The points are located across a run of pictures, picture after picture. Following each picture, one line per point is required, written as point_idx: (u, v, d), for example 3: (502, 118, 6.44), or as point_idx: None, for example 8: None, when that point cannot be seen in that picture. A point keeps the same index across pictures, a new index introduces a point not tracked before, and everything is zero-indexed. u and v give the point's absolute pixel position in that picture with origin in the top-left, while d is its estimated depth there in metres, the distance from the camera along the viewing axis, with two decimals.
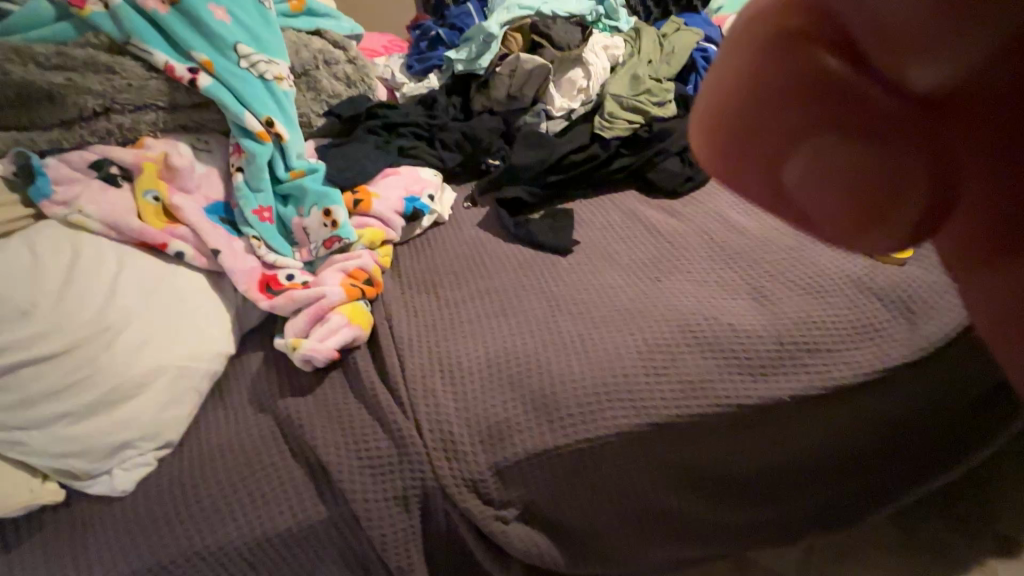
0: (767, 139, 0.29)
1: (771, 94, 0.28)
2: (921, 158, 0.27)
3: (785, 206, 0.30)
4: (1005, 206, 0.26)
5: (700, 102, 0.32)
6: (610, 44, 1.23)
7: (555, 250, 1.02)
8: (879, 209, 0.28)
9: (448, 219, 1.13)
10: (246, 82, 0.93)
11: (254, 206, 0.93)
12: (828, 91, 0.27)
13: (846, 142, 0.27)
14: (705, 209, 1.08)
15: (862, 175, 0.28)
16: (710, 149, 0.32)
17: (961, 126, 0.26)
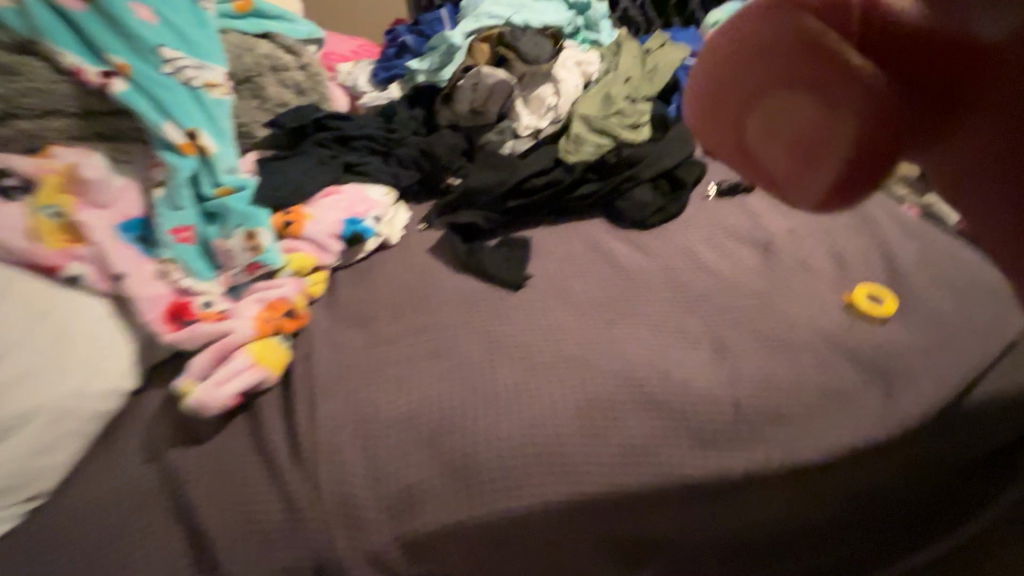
0: (753, 86, 0.56)
1: (769, 49, 0.55)
2: (892, 113, 0.51)
3: (748, 154, 0.59)
4: (949, 138, 0.50)
5: (715, 69, 0.60)
6: (585, 59, 1.14)
7: (505, 283, 0.93)
8: (817, 152, 0.54)
9: (398, 241, 1.05)
10: (169, 90, 0.85)
11: (172, 225, 0.85)
12: (811, 46, 0.53)
13: (812, 99, 0.53)
14: (673, 245, 0.98)
15: (804, 133, 0.54)
16: (706, 88, 0.61)
17: (906, 98, 0.51)
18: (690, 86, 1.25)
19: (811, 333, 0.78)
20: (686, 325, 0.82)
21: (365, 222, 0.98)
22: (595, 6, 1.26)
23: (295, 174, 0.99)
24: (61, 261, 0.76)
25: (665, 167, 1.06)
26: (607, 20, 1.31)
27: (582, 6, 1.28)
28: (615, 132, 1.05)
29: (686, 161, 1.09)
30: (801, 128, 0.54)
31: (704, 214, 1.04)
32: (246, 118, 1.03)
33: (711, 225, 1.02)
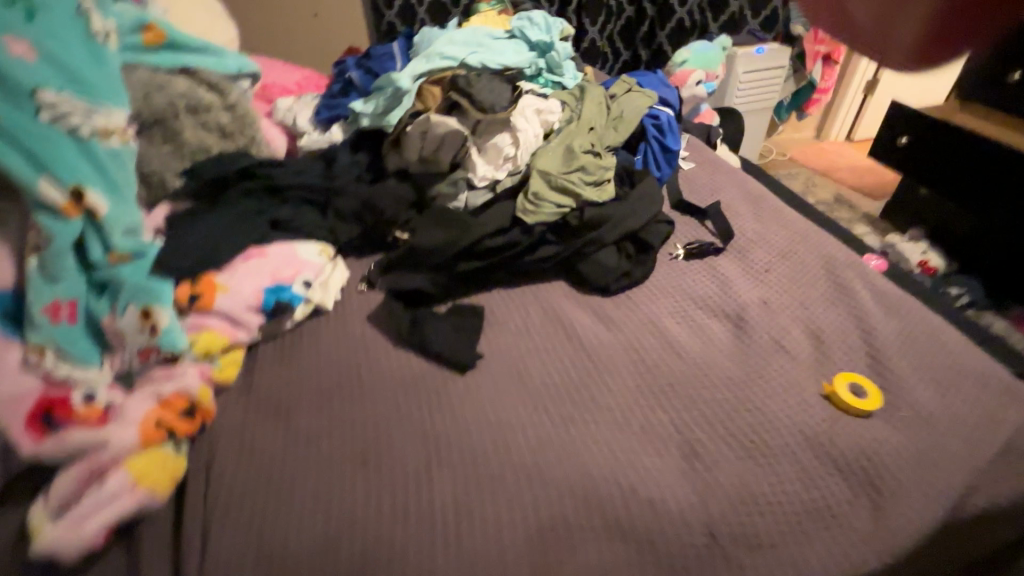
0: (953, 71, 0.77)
1: None
2: None
3: None
4: None
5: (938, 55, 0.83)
6: (546, 107, 1.05)
7: (451, 363, 0.82)
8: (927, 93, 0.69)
9: (332, 308, 0.93)
10: (49, 140, 0.71)
11: (47, 302, 0.70)
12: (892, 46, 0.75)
13: None
14: (638, 315, 0.90)
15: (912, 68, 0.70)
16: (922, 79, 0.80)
17: None
18: (656, 136, 1.19)
19: (784, 434, 0.71)
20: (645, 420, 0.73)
21: (292, 289, 0.86)
22: (557, 48, 1.19)
23: (208, 229, 0.84)
24: None
25: (629, 229, 0.98)
26: (570, 61, 1.24)
27: (544, 46, 1.20)
28: (577, 189, 0.96)
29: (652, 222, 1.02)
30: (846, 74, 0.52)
31: (671, 280, 0.96)
32: (155, 165, 0.89)
33: (679, 292, 0.94)
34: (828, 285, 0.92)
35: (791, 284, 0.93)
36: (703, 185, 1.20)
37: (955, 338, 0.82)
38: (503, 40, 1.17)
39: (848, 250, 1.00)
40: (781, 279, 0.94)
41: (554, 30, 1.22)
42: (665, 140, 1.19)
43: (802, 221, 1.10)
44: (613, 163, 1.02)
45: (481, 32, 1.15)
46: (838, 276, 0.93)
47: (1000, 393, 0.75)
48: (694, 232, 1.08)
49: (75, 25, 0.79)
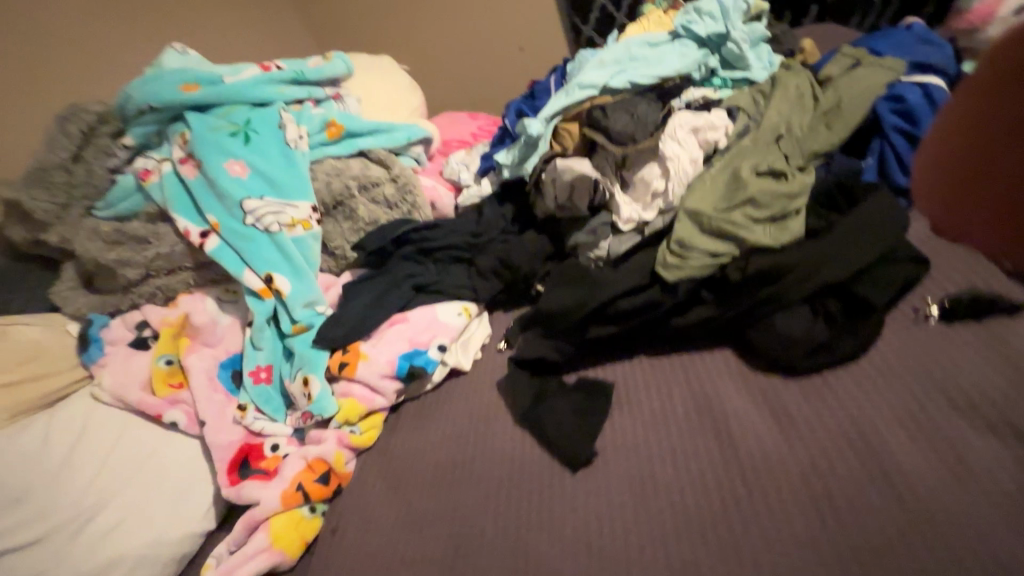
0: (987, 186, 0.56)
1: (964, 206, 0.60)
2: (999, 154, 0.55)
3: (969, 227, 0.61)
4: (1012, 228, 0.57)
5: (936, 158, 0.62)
6: (706, 122, 0.83)
7: (564, 456, 0.70)
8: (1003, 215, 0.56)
9: (470, 367, 0.91)
10: (250, 240, 0.92)
11: (254, 366, 0.90)
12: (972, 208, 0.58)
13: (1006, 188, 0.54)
14: (833, 415, 0.62)
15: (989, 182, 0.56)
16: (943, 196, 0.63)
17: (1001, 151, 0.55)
18: (902, 127, 0.79)
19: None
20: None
21: (427, 354, 0.88)
22: (735, 37, 0.93)
23: (367, 299, 0.94)
24: (161, 408, 0.86)
25: (833, 281, 0.67)
26: (758, 48, 0.96)
27: (717, 39, 0.95)
28: (746, 230, 0.71)
29: (879, 265, 0.68)
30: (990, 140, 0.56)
31: (908, 363, 0.64)
32: (337, 240, 1.03)
33: (917, 384, 0.62)
34: None
35: None
36: None
37: None
38: (662, 45, 0.97)
39: None
40: None
41: (732, 15, 0.96)
42: (920, 130, 0.78)
43: None
44: (804, 184, 0.74)
45: (634, 43, 0.98)
46: None
47: None
48: (972, 273, 0.68)
49: (275, 139, 1.00)
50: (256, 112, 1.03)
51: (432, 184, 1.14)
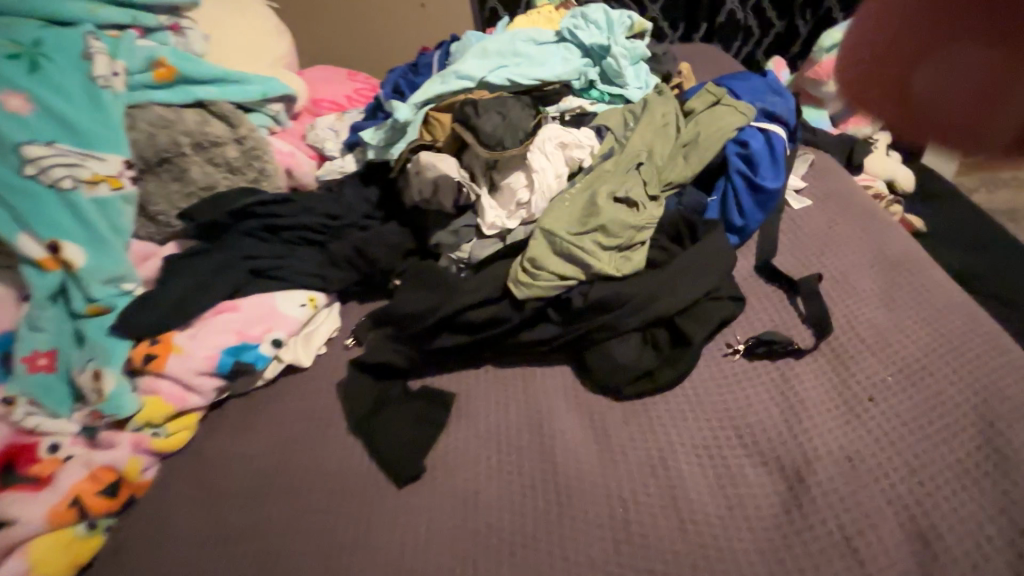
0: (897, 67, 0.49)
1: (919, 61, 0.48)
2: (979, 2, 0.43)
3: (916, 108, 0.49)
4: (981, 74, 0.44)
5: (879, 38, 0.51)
6: (573, 139, 0.84)
7: (395, 471, 0.68)
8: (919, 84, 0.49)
9: (310, 364, 0.84)
10: (30, 196, 0.74)
11: (29, 351, 0.73)
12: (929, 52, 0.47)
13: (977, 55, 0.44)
14: (647, 441, 0.67)
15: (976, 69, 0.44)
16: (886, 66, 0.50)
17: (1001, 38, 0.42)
18: (743, 171, 0.87)
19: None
20: None
21: (258, 349, 0.79)
22: (615, 53, 0.93)
23: (191, 280, 0.82)
24: None
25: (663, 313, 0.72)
26: (637, 66, 0.98)
27: (600, 51, 0.96)
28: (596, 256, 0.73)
29: (706, 301, 0.74)
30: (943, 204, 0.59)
31: (718, 392, 0.70)
32: (161, 204, 0.88)
33: (720, 414, 0.68)
34: (973, 450, 0.59)
35: (907, 434, 0.61)
36: (804, 244, 0.88)
37: None
38: (547, 46, 0.95)
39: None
40: (894, 423, 0.62)
41: (615, 30, 0.97)
42: (756, 176, 0.87)
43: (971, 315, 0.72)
44: (653, 218, 0.78)
45: (520, 38, 0.95)
46: (995, 439, 0.59)
47: None
48: (776, 316, 0.78)
49: (77, 71, 0.82)
50: (51, 32, 0.83)
51: (289, 150, 1.00)
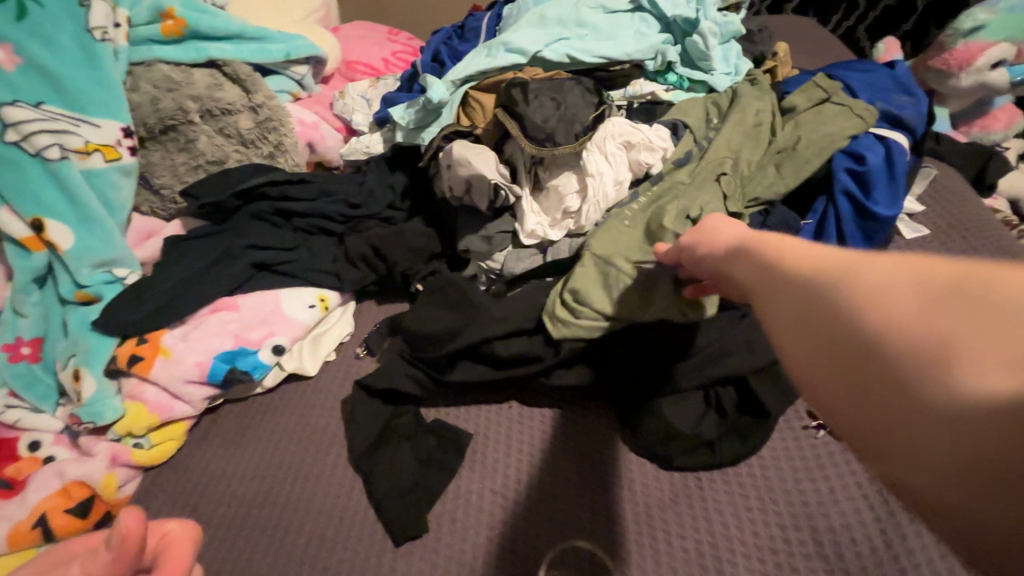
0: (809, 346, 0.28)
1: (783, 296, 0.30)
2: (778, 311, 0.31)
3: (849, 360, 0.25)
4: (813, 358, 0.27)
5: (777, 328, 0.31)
6: (642, 140, 0.68)
7: (393, 524, 0.59)
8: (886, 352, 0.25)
9: (316, 373, 0.74)
10: (14, 168, 0.67)
11: (12, 338, 0.67)
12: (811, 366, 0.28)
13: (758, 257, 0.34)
14: (696, 532, 0.54)
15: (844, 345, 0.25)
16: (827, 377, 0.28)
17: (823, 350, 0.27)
18: (851, 193, 0.69)
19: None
20: None
21: (256, 356, 0.70)
22: (704, 29, 0.75)
23: (188, 270, 0.72)
24: None
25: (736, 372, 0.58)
26: (729, 45, 0.80)
27: (685, 25, 0.78)
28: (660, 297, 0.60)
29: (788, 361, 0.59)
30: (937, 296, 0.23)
31: (793, 479, 0.56)
32: (165, 177, 0.78)
33: (794, 509, 0.54)
34: None
35: None
36: None
37: None
38: (620, 16, 0.78)
39: None
40: None
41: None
42: (867, 200, 0.69)
43: None
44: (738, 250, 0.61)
45: (588, 4, 0.78)
46: None
47: None
48: None
49: (71, 21, 0.72)
50: None
51: (312, 121, 0.88)
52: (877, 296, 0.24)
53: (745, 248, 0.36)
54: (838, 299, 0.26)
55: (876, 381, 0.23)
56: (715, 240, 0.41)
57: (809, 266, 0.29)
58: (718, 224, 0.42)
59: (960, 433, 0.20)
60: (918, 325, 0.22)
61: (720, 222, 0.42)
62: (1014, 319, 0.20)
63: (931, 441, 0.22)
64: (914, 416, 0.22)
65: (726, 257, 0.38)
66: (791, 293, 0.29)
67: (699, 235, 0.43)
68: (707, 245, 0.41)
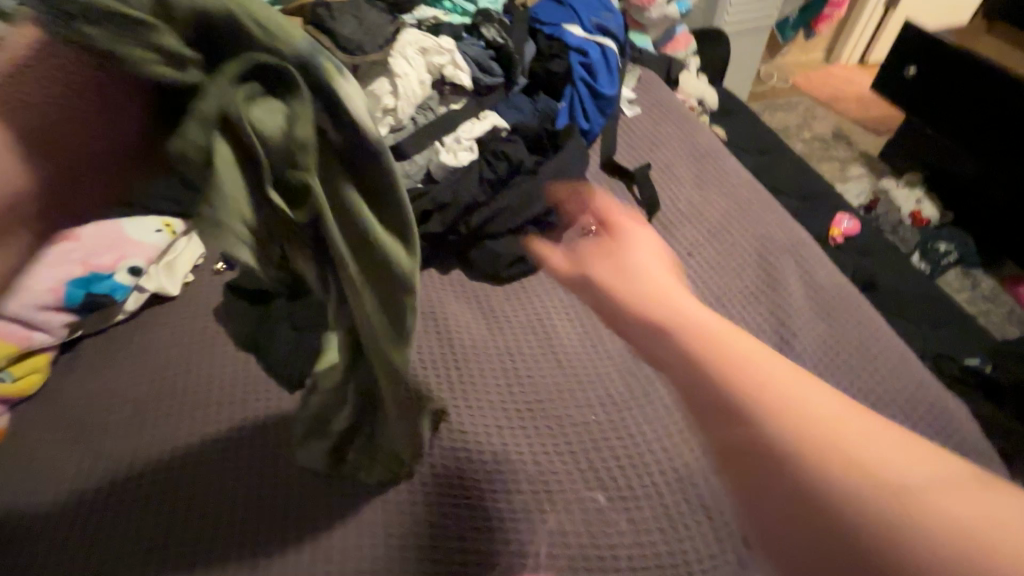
0: (708, 369, 0.36)
1: (721, 333, 0.38)
2: (709, 349, 0.37)
3: (789, 417, 0.33)
4: (709, 369, 0.36)
5: (676, 334, 0.38)
6: (434, 45, 0.86)
7: (286, 382, 0.70)
8: (802, 423, 0.32)
9: (177, 293, 0.80)
10: None
11: None
12: (727, 403, 0.35)
13: (665, 323, 0.39)
14: (527, 308, 0.78)
15: (791, 405, 0.33)
16: (721, 393, 0.35)
17: (742, 390, 0.34)
18: (586, 79, 0.99)
19: (682, 478, 0.61)
20: (530, 423, 0.66)
21: (114, 278, 0.73)
22: None
23: None
24: None
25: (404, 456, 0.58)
26: None
27: None
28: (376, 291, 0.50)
29: (573, 196, 0.88)
30: (926, 478, 0.29)
31: None
32: None
33: None
34: (755, 274, 0.80)
35: (714, 273, 0.81)
36: (641, 138, 1.05)
37: (895, 343, 0.73)
38: None
39: (801, 228, 0.88)
40: (707, 266, 0.82)
41: None
42: (596, 83, 1.00)
43: (755, 185, 0.96)
44: (494, 175, 0.83)
45: None
46: (767, 265, 0.81)
47: (906, 402, 0.67)
48: (617, 202, 0.93)
49: None
50: None
51: None
52: (811, 442, 0.31)
53: (630, 305, 0.41)
54: (795, 465, 0.31)
55: (832, 538, 0.29)
56: (654, 289, 0.41)
57: (764, 392, 0.34)
58: (650, 258, 0.43)
59: (868, 504, 0.29)
60: (830, 415, 0.33)
61: (648, 257, 0.44)
62: (898, 479, 0.29)
63: (840, 493, 0.29)
64: (855, 487, 0.29)
65: (679, 328, 0.38)
66: (762, 404, 0.34)
67: (654, 261, 0.43)
68: (633, 297, 0.41)
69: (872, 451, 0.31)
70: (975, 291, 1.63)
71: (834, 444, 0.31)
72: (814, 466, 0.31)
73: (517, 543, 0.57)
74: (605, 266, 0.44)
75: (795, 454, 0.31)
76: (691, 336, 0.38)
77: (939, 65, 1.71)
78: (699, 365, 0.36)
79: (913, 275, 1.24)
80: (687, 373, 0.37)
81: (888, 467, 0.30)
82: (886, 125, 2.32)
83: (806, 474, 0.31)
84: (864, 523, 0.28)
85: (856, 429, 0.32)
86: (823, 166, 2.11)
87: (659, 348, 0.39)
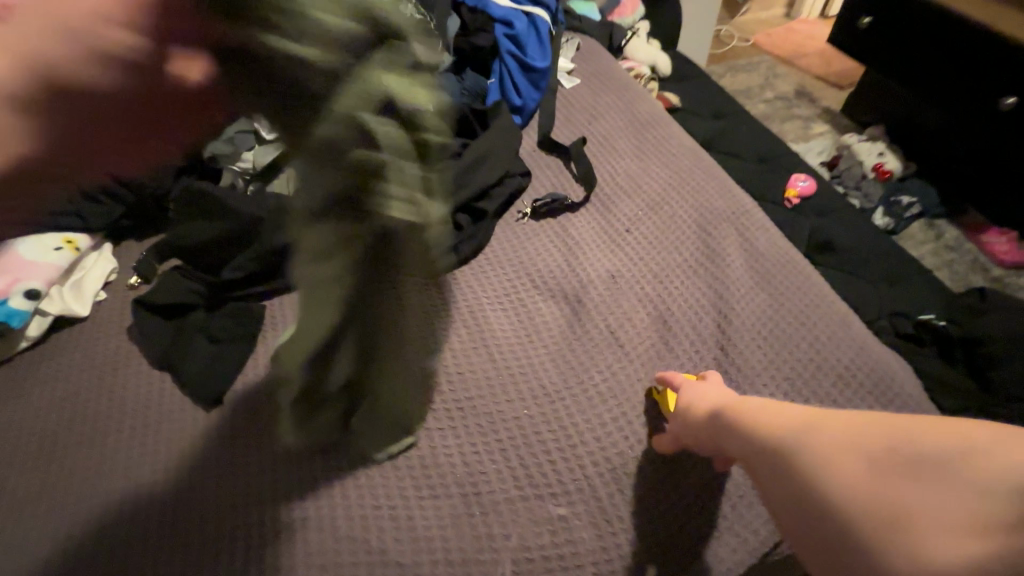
0: (805, 418, 0.47)
1: (780, 406, 0.51)
2: (786, 415, 0.49)
3: (823, 448, 0.43)
4: (792, 429, 0.47)
5: (764, 407, 0.51)
6: None
7: (204, 399, 0.66)
8: (868, 433, 0.42)
9: (88, 313, 0.75)
10: None
11: None
12: (791, 436, 0.46)
13: (733, 417, 0.52)
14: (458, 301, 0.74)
15: (847, 428, 0.44)
16: (788, 432, 0.47)
17: (822, 421, 0.46)
18: (514, 52, 0.94)
19: (614, 465, 0.60)
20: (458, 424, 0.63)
21: (7, 304, 0.67)
22: None
23: None
24: None
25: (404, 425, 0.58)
26: None
27: None
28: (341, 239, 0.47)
29: (505, 177, 0.83)
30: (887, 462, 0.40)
31: (510, 248, 0.79)
32: None
33: (513, 266, 0.77)
34: (696, 247, 0.77)
35: (653, 249, 0.77)
36: (579, 111, 1.00)
37: (837, 308, 0.70)
38: None
39: (743, 194, 0.85)
40: (646, 242, 0.78)
41: None
42: (525, 56, 0.95)
43: (698, 152, 0.93)
44: None
45: None
46: (707, 237, 0.77)
47: (845, 371, 0.65)
48: (554, 180, 0.88)
49: None
50: None
51: None
52: (836, 470, 0.42)
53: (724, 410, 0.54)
54: (856, 466, 0.41)
55: (878, 528, 0.38)
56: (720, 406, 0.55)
57: (799, 438, 0.45)
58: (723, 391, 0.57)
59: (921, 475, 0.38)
60: (813, 451, 0.44)
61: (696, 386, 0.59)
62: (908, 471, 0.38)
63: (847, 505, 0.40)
64: (873, 486, 0.39)
65: (752, 406, 0.52)
66: (818, 434, 0.44)
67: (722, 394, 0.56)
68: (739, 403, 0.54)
69: (906, 445, 0.40)
70: (938, 242, 1.62)
71: (879, 448, 0.41)
72: (845, 478, 0.41)
73: (443, 550, 0.54)
74: (704, 396, 0.58)
75: (853, 459, 0.41)
76: (749, 417, 0.51)
77: (890, 15, 1.67)
78: (776, 426, 0.48)
79: (869, 232, 1.22)
80: (772, 434, 0.48)
81: (909, 458, 0.39)
82: (847, 80, 2.28)
83: (863, 477, 0.40)
84: (914, 506, 0.37)
85: (877, 436, 0.42)
86: (786, 126, 2.07)
87: (762, 413, 0.51)
